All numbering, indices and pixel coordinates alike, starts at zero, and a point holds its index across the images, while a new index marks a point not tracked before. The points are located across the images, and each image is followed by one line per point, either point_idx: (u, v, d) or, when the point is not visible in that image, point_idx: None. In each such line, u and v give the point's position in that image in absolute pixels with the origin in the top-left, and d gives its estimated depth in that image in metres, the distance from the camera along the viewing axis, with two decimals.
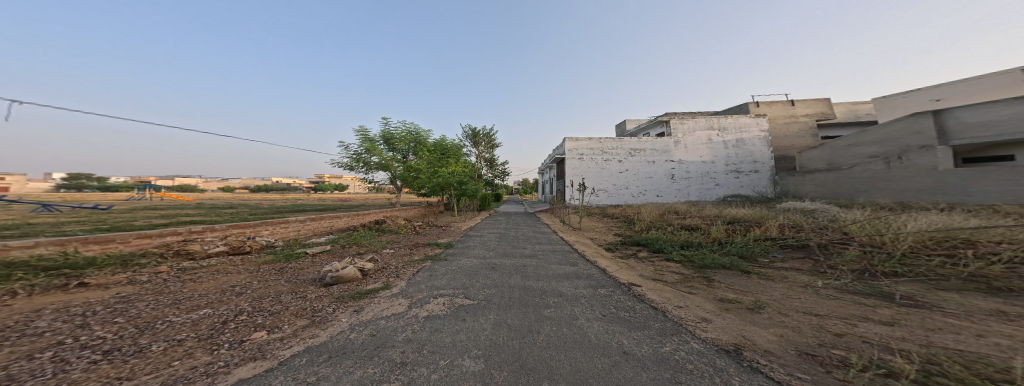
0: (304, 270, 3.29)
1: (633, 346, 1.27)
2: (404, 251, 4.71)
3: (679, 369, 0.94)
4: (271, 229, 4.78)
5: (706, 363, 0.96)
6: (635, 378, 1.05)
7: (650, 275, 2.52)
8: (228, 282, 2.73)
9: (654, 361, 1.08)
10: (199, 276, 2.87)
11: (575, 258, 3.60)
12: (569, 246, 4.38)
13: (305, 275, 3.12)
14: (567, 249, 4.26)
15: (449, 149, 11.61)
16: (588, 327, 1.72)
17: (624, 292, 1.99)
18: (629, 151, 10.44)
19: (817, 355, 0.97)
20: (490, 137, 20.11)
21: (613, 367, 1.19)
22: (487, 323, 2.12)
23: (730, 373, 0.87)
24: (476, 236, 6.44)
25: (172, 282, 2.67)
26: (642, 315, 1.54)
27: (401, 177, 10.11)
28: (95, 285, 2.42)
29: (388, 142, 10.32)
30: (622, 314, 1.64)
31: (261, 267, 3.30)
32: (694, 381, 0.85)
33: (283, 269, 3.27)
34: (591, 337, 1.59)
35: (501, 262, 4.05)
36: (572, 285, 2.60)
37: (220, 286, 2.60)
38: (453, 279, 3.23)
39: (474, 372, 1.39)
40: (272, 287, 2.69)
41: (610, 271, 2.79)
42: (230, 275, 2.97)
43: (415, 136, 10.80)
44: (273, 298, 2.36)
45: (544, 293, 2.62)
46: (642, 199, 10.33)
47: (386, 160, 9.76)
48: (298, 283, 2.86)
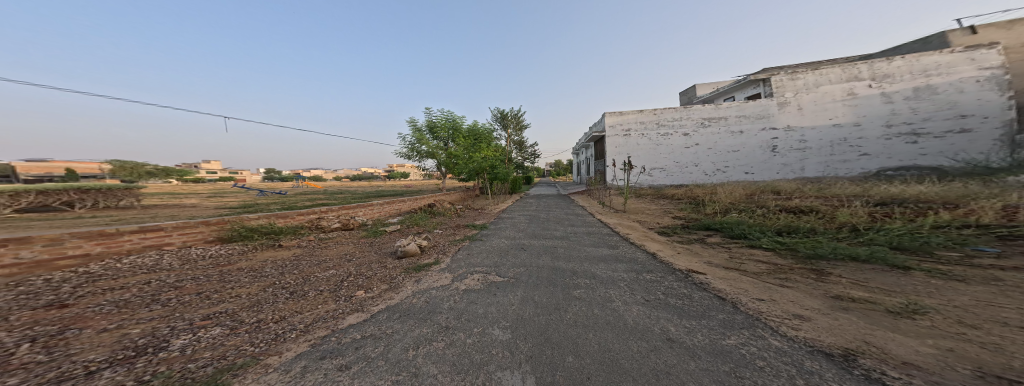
0: (386, 244, 3.86)
1: (681, 334, 1.20)
2: (452, 232, 4.98)
3: (745, 364, 0.87)
4: (364, 210, 5.56)
5: (787, 362, 0.86)
6: (680, 365, 1.01)
7: (724, 263, 2.29)
8: (343, 251, 3.45)
9: (709, 352, 1.01)
10: (327, 244, 3.71)
11: (620, 241, 3.45)
12: (611, 229, 4.20)
13: (386, 249, 3.64)
14: (605, 231, 4.13)
15: (483, 134, 11.71)
16: (625, 310, 1.67)
17: (678, 279, 1.87)
18: (701, 121, 9.22)
19: (1014, 381, 0.75)
20: (518, 119, 19.66)
21: (652, 352, 1.16)
22: (514, 298, 2.19)
23: (822, 378, 0.77)
24: (512, 218, 6.55)
25: (315, 247, 3.57)
26: (701, 305, 1.44)
27: (444, 165, 10.62)
28: (286, 246, 3.50)
29: (432, 130, 10.73)
30: (675, 301, 1.54)
31: (360, 241, 3.98)
32: (761, 377, 0.78)
33: (373, 242, 3.92)
34: (628, 320, 1.55)
35: (531, 242, 4.14)
36: (614, 267, 2.52)
37: (338, 254, 3.33)
38: (485, 258, 3.38)
39: (502, 341, 1.48)
40: (366, 256, 3.30)
41: (664, 256, 2.62)
42: (343, 245, 3.72)
43: (453, 122, 11.00)
44: (354, 271, 2.72)
45: (574, 275, 2.60)
46: (723, 177, 9.00)
47: (431, 148, 10.25)
48: (368, 257, 3.26)
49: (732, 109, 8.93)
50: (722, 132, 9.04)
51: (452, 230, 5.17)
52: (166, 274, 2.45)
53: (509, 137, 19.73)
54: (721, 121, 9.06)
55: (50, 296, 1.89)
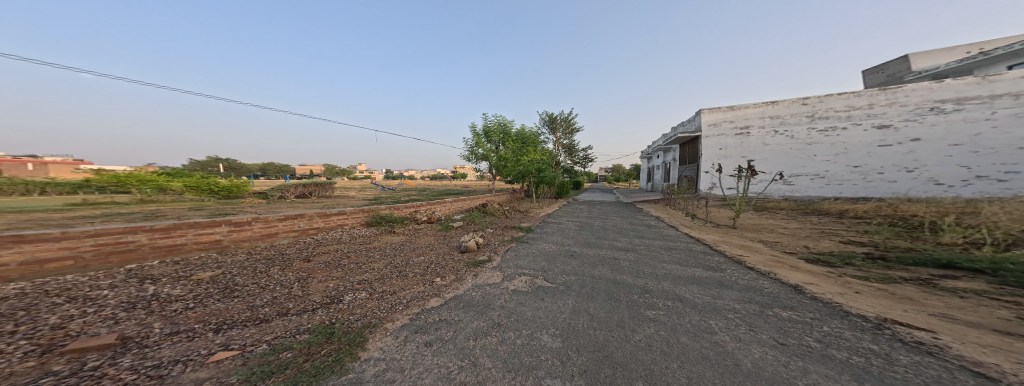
0: (452, 237, 4.26)
1: None
2: (504, 232, 5.05)
3: None
4: (439, 207, 6.30)
5: None
6: None
7: (973, 319, 1.48)
8: (429, 241, 4.01)
9: None
10: (421, 233, 4.39)
11: (730, 264, 2.79)
12: (708, 247, 3.48)
13: (452, 243, 3.97)
14: (693, 249, 3.47)
15: (533, 137, 11.62)
16: (733, 348, 1.35)
17: (843, 326, 1.39)
18: (933, 105, 6.30)
19: None
20: (569, 122, 18.79)
21: None
22: (564, 306, 2.07)
23: None
24: (568, 224, 6.23)
25: (413, 234, 4.30)
26: (899, 372, 1.02)
27: (496, 169, 10.87)
28: (397, 232, 4.30)
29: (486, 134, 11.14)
30: (847, 357, 1.13)
31: (434, 232, 4.53)
32: None
33: (444, 235, 4.38)
34: (741, 360, 1.23)
35: (582, 251, 3.85)
36: (722, 292, 2.06)
37: (425, 242, 3.91)
38: (533, 261, 3.31)
39: (552, 348, 1.43)
40: (439, 247, 3.74)
41: (816, 291, 1.96)
42: (426, 235, 4.31)
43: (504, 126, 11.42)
44: (429, 263, 3.05)
45: (644, 293, 2.29)
46: (990, 189, 5.80)
47: (484, 152, 10.84)
48: (436, 248, 3.65)
49: (915, 92, 6.49)
50: (989, 119, 5.83)
51: (501, 230, 5.29)
52: (343, 245, 3.43)
53: (559, 140, 19.04)
54: (1000, 100, 5.76)
55: (306, 252, 3.05)
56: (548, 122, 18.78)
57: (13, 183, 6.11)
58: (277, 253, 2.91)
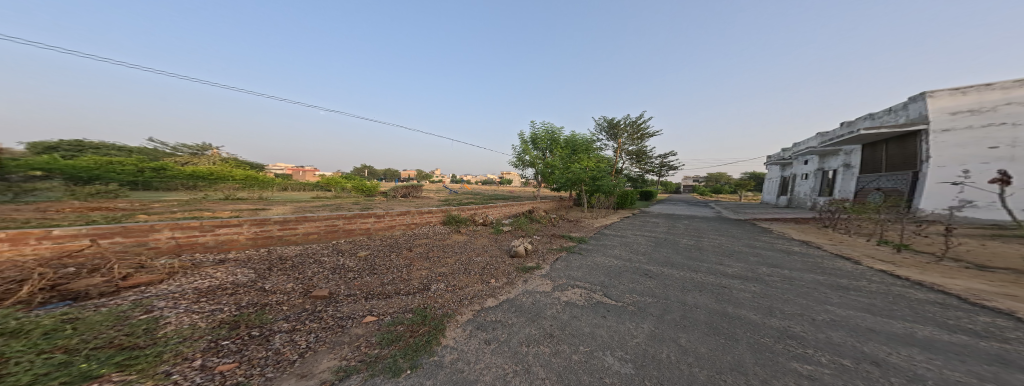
0: (503, 240, 4.53)
1: None
2: (552, 241, 5.00)
3: None
4: (493, 210, 6.79)
5: None
6: None
7: None
8: (486, 242, 4.38)
9: None
10: (480, 234, 4.80)
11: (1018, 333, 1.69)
12: (860, 291, 2.53)
13: (504, 246, 4.21)
14: (830, 290, 2.59)
15: (583, 144, 11.36)
16: None
17: None
18: None
19: None
20: (634, 126, 16.53)
21: None
22: (637, 330, 1.81)
23: None
24: (630, 238, 5.63)
25: (474, 234, 4.75)
26: None
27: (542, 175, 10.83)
28: (465, 232, 4.82)
29: (534, 142, 11.26)
30: None
31: (488, 234, 4.90)
32: None
33: (495, 238, 4.72)
34: None
35: (659, 271, 3.36)
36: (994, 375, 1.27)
37: (485, 244, 4.26)
38: (588, 274, 3.22)
39: (619, 375, 1.26)
40: (492, 249, 4.03)
41: None
42: (482, 236, 4.71)
43: (552, 134, 11.30)
44: (486, 264, 3.32)
45: (784, 338, 1.67)
46: None
47: (531, 159, 10.83)
48: (490, 249, 3.99)
49: None
50: None
51: (550, 237, 5.26)
52: (429, 241, 4.07)
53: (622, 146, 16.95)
54: None
55: (408, 243, 3.82)
56: (608, 126, 16.81)
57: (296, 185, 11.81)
58: (394, 241, 3.86)
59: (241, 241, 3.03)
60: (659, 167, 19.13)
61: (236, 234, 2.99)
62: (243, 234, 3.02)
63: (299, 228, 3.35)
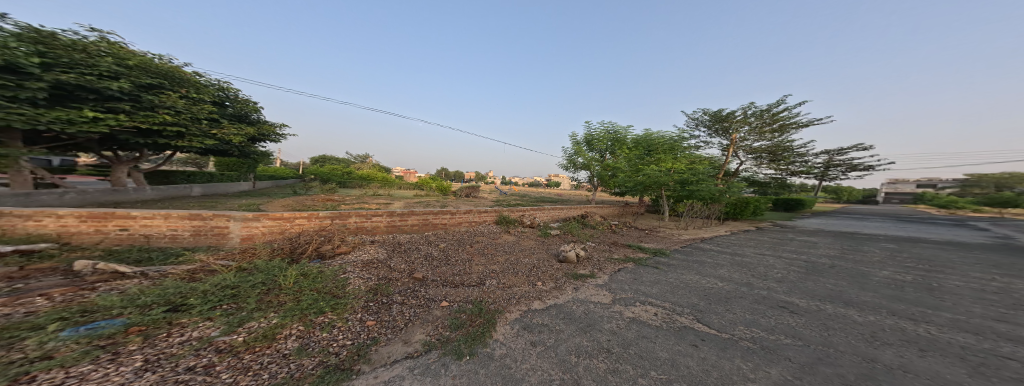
0: (551, 244, 5.14)
1: None
2: (610, 248, 5.04)
3: None
4: (541, 213, 7.60)
5: None
6: None
7: None
8: (533, 244, 5.09)
9: None
10: (529, 235, 5.67)
11: None
12: None
13: (552, 251, 4.66)
14: None
15: (652, 142, 9.97)
16: None
17: None
18: None
19: None
20: (765, 114, 11.98)
21: None
22: (757, 375, 1.36)
23: None
24: (744, 256, 4.48)
25: (524, 235, 5.70)
26: None
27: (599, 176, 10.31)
28: (515, 232, 5.82)
29: (589, 143, 10.87)
30: None
31: (536, 237, 5.60)
32: None
33: (544, 241, 5.36)
34: None
35: (793, 302, 2.52)
36: None
37: (534, 246, 5.00)
38: (675, 294, 2.81)
39: None
40: (541, 253, 4.54)
41: None
42: (527, 238, 5.49)
43: (614, 134, 10.62)
44: (533, 266, 3.82)
45: None
46: None
47: (588, 160, 10.37)
48: (537, 253, 4.51)
49: None
50: None
51: (607, 245, 5.32)
52: (488, 238, 5.18)
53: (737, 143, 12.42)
54: None
55: (476, 238, 5.10)
56: (715, 118, 12.63)
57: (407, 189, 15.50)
58: (463, 235, 5.25)
59: (381, 225, 4.72)
60: (813, 167, 13.13)
61: (378, 221, 4.68)
62: (382, 221, 4.71)
63: (407, 218, 4.99)
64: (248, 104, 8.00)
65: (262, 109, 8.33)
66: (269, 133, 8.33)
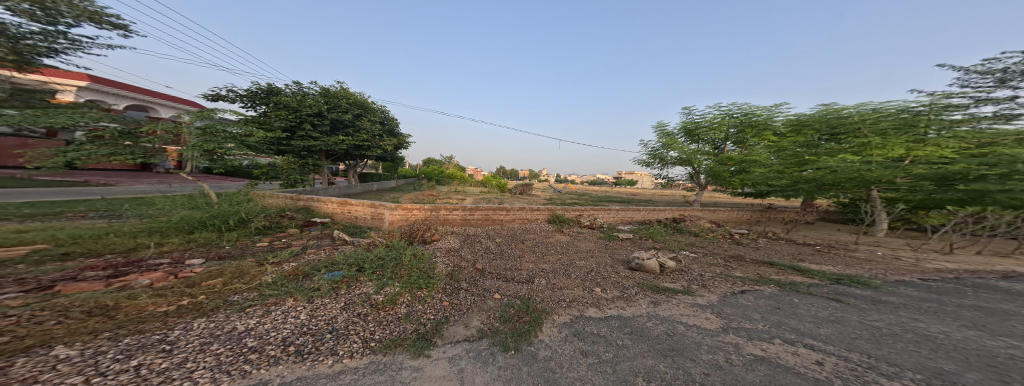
0: (616, 249, 8.11)
1: None
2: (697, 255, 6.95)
3: None
4: (602, 215, 12.27)
5: None
6: None
7: None
8: (590, 246, 8.28)
9: None
10: (579, 237, 9.49)
11: None
12: None
13: (615, 256, 7.31)
14: None
15: (885, 115, 7.21)
16: None
17: None
18: None
19: None
20: None
21: None
22: None
23: None
24: None
25: (573, 233, 9.92)
26: None
27: (739, 173, 10.29)
28: (566, 232, 10.08)
29: (690, 135, 11.92)
30: None
31: (600, 242, 9.00)
32: None
33: (609, 246, 8.46)
34: None
35: None
36: None
37: (590, 248, 8.04)
38: (909, 353, 2.24)
39: None
40: (603, 257, 7.03)
41: None
42: (589, 241, 8.92)
43: (724, 122, 11.08)
44: (585, 269, 5.82)
45: None
46: None
47: (688, 154, 11.29)
48: (596, 257, 6.91)
49: None
50: None
51: (713, 260, 6.43)
52: (555, 232, 9.86)
53: None
54: None
55: (541, 234, 9.38)
56: None
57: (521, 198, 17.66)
58: (523, 231, 9.70)
59: (441, 214, 9.56)
60: None
61: (439, 212, 9.55)
62: (441, 212, 9.53)
63: (453, 211, 9.71)
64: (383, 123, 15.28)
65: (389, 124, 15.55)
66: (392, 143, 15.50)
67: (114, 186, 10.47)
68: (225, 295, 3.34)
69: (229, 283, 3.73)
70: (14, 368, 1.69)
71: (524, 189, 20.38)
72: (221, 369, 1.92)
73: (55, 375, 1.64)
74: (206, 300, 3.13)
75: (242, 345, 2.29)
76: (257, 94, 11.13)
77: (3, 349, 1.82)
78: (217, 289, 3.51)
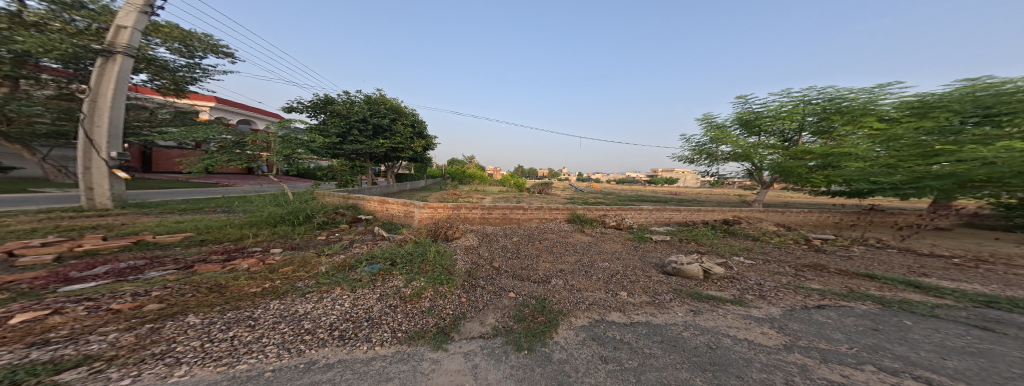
0: (648, 252, 7.80)
1: None
2: (752, 261, 6.91)
3: None
4: (632, 215, 11.89)
5: None
6: None
7: None
8: (615, 247, 8.13)
9: None
10: (605, 237, 9.34)
11: None
12: None
13: (647, 259, 7.05)
14: None
15: None
16: None
17: None
18: None
19: None
20: None
21: None
22: None
23: None
24: None
25: (597, 234, 9.81)
26: None
27: (823, 168, 9.04)
28: (587, 232, 9.97)
29: (746, 126, 10.90)
30: None
31: (630, 243, 8.73)
32: None
33: (637, 248, 8.16)
34: None
35: None
36: None
37: (614, 249, 7.92)
38: None
39: None
40: (631, 260, 6.83)
41: None
42: (615, 242, 8.73)
43: (792, 110, 9.81)
44: (607, 271, 5.78)
45: None
46: None
47: (745, 149, 10.24)
48: (622, 259, 6.77)
49: None
50: None
51: (774, 268, 6.28)
52: (579, 233, 9.82)
53: None
54: None
55: (561, 233, 9.50)
56: None
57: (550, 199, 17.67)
58: (547, 230, 9.85)
59: (469, 215, 10.22)
60: None
61: (467, 213, 10.23)
62: (466, 211, 10.21)
63: (474, 209, 10.24)
64: (418, 125, 16.47)
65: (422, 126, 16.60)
66: (426, 144, 16.50)
67: (231, 186, 13.88)
68: (293, 282, 4.27)
69: (297, 270, 4.74)
70: (167, 328, 2.63)
71: (542, 189, 19.99)
72: (283, 345, 2.46)
73: (186, 337, 2.48)
74: (279, 284, 4.10)
75: (301, 326, 2.86)
76: (318, 105, 13.23)
77: (165, 314, 2.93)
78: (288, 275, 4.52)
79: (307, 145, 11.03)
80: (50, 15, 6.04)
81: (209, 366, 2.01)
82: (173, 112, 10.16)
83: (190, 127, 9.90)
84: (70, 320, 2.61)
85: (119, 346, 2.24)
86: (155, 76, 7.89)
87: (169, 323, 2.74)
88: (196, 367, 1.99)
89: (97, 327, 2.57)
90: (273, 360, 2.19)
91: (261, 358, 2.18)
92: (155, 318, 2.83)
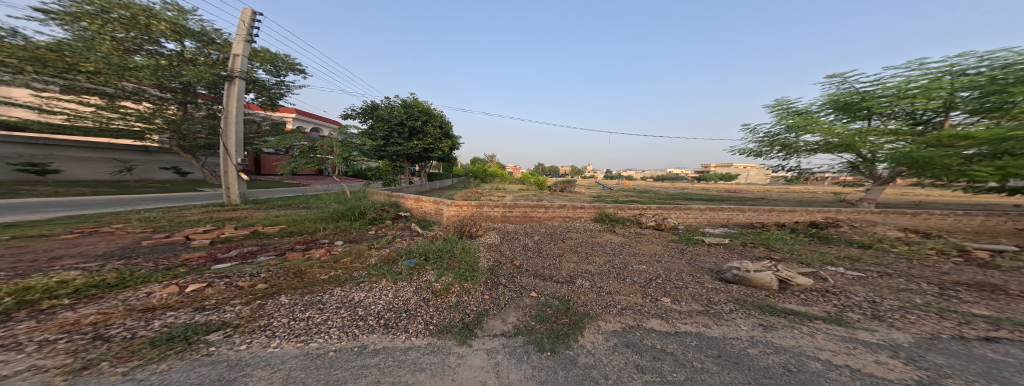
0: (698, 257, 6.67)
1: None
2: (858, 273, 5.30)
3: None
4: (677, 214, 10.40)
5: None
6: None
7: None
8: (652, 250, 7.26)
9: None
10: (640, 239, 8.42)
11: None
12: None
13: (698, 265, 6.02)
14: None
15: None
16: None
17: None
18: None
19: None
20: None
21: None
22: None
23: None
24: None
25: (631, 235, 8.89)
26: None
27: (994, 156, 6.37)
28: (618, 232, 9.17)
29: (847, 110, 8.45)
30: None
31: (672, 246, 7.62)
32: None
33: (685, 252, 7.04)
34: None
35: None
36: None
37: (650, 251, 7.05)
38: None
39: None
40: (676, 265, 5.91)
41: None
42: (653, 244, 7.75)
43: (931, 83, 7.20)
44: (647, 276, 5.10)
45: None
46: None
47: (850, 139, 7.87)
48: (662, 264, 5.92)
49: None
50: None
51: (900, 284, 4.66)
52: (610, 233, 9.09)
53: None
54: None
55: (590, 233, 8.95)
56: None
57: (582, 199, 16.86)
58: (576, 230, 9.39)
59: (495, 212, 10.47)
60: None
61: (494, 212, 10.52)
62: (492, 208, 10.55)
63: (497, 205, 10.47)
64: (445, 126, 18.26)
65: (448, 124, 18.18)
66: (451, 143, 18.00)
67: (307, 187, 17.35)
68: (351, 271, 4.75)
69: (356, 261, 5.35)
70: (269, 306, 3.18)
71: (564, 187, 19.38)
72: (342, 329, 2.70)
73: (280, 314, 2.95)
74: (337, 273, 4.58)
75: (354, 312, 3.09)
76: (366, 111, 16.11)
77: (268, 293, 3.54)
78: (348, 264, 5.09)
79: (359, 148, 13.20)
80: (198, 51, 9.18)
81: (292, 341, 2.33)
82: (270, 124, 13.77)
83: (282, 136, 13.02)
84: (216, 292, 3.44)
85: (240, 317, 2.83)
86: (259, 94, 11.05)
87: (270, 300, 3.32)
88: (284, 341, 2.33)
89: (230, 299, 3.31)
90: (335, 342, 2.41)
91: (327, 339, 2.43)
92: (261, 296, 3.47)
